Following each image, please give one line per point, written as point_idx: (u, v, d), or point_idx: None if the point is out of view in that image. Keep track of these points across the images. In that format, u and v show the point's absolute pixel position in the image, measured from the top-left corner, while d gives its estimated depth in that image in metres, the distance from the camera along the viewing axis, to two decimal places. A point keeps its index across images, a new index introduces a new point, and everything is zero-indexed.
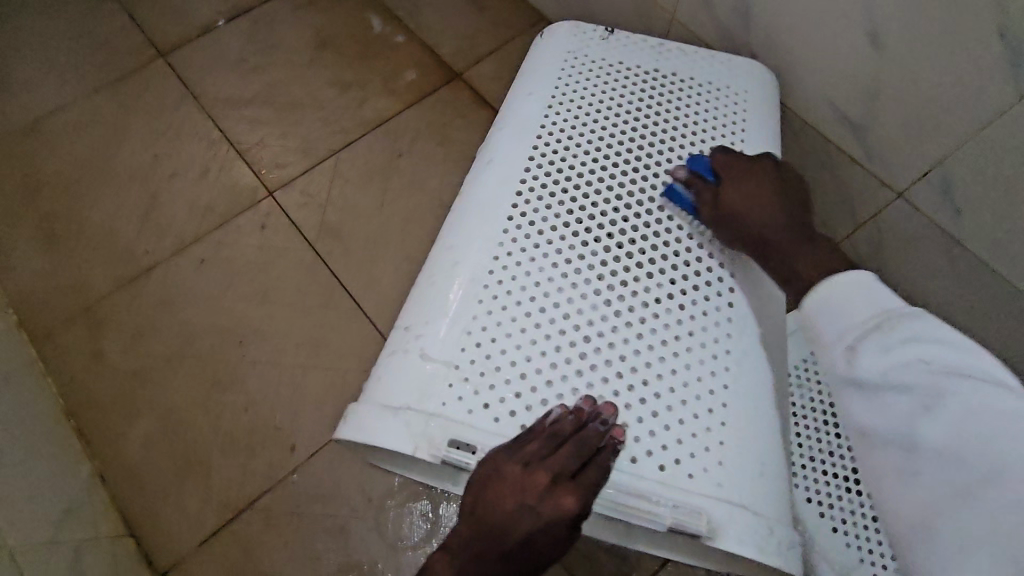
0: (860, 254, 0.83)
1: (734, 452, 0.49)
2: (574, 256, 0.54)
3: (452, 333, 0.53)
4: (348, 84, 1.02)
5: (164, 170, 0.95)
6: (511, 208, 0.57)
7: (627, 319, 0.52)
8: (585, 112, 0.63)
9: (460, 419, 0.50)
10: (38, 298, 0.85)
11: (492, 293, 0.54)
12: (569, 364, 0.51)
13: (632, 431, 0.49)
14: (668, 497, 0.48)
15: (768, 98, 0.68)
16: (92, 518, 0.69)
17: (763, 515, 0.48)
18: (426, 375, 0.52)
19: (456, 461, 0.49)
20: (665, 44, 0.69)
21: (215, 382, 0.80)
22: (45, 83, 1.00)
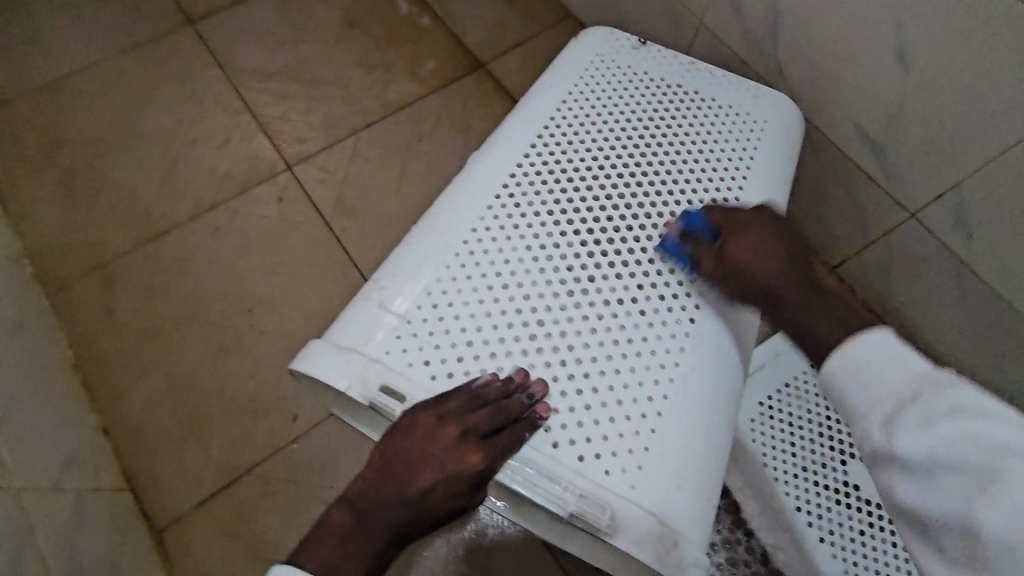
0: (868, 271, 0.84)
1: (655, 458, 0.50)
2: (546, 244, 0.57)
3: (415, 290, 0.54)
4: (375, 65, 1.03)
5: (186, 135, 0.96)
6: (500, 188, 0.59)
7: (584, 313, 0.54)
8: (594, 112, 0.65)
9: (399, 370, 0.51)
10: (54, 251, 0.86)
11: (461, 262, 0.56)
12: (517, 341, 0.53)
13: (560, 417, 0.51)
14: (579, 485, 0.49)
15: (787, 133, 0.68)
16: (93, 468, 0.70)
17: (669, 528, 0.49)
18: (380, 322, 0.53)
19: (381, 406, 0.50)
20: (697, 63, 0.71)
21: (223, 347, 0.81)
22: (75, 41, 1.01)
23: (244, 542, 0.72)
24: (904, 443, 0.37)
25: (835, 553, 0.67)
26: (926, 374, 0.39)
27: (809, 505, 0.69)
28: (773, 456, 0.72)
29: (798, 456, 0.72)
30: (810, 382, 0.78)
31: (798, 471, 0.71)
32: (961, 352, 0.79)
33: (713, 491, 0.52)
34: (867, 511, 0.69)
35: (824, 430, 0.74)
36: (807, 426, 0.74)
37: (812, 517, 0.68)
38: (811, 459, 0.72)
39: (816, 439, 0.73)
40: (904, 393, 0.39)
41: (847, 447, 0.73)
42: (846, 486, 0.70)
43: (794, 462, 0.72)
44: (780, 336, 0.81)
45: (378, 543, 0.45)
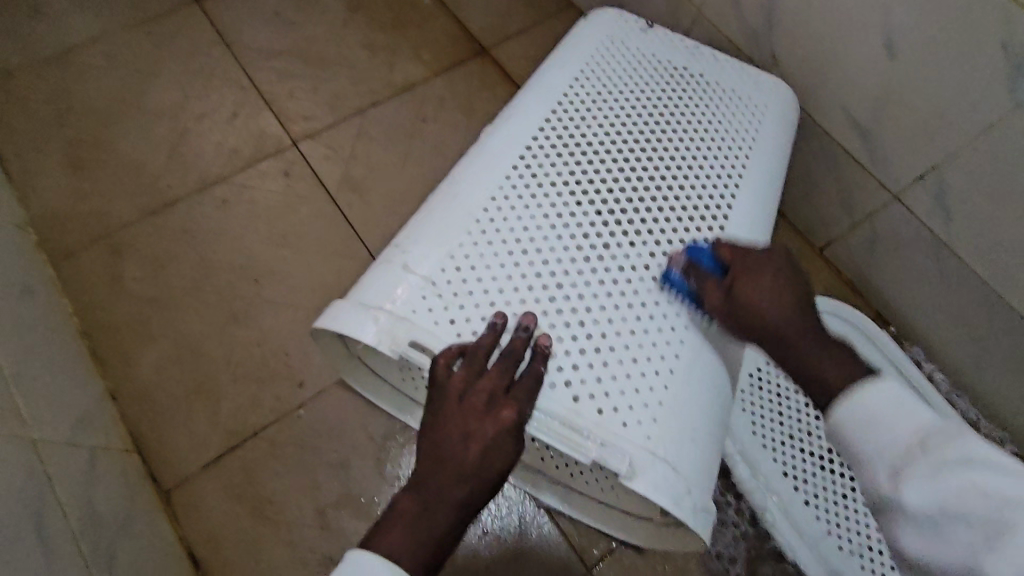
0: (854, 253, 0.88)
1: (669, 412, 0.53)
2: (563, 212, 0.60)
3: (437, 254, 0.57)
4: (380, 48, 1.05)
5: (192, 110, 0.97)
6: (517, 161, 0.62)
7: (599, 277, 0.57)
8: (605, 92, 0.67)
9: (424, 327, 0.54)
10: (60, 219, 0.87)
11: (481, 228, 0.58)
12: (536, 302, 0.56)
13: (579, 373, 0.53)
14: (600, 435, 0.52)
15: (786, 116, 0.72)
16: (104, 429, 0.72)
17: (684, 475, 0.52)
18: (406, 283, 0.55)
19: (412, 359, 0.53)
20: (701, 47, 0.74)
21: (230, 315, 0.82)
22: (80, 14, 1.02)
23: (252, 503, 0.73)
24: (912, 491, 0.39)
25: (817, 515, 0.73)
26: (931, 429, 0.41)
27: (794, 470, 0.75)
28: (760, 426, 0.76)
29: (785, 425, 0.77)
30: None
31: (785, 439, 0.76)
32: (939, 330, 0.83)
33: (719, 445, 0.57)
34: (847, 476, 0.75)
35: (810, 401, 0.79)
36: (796, 396, 0.79)
37: (797, 482, 0.74)
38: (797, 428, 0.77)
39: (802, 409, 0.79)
40: (914, 446, 0.41)
41: None
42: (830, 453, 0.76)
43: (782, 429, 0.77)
44: None
45: (452, 524, 0.46)
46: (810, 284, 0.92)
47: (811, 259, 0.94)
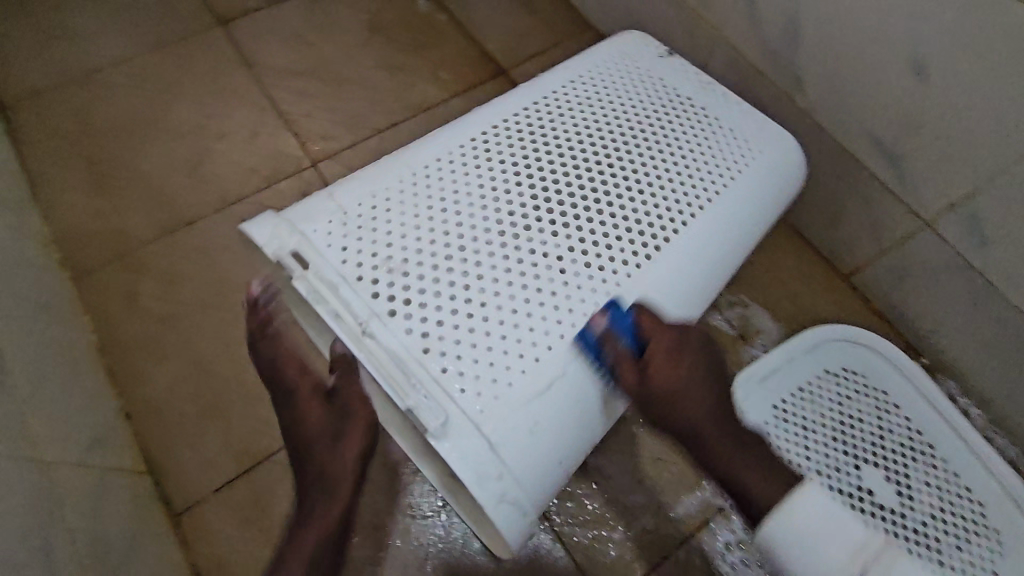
0: (881, 281, 0.85)
1: (508, 390, 0.59)
2: (488, 191, 0.67)
3: (363, 192, 0.66)
4: (398, 69, 1.06)
5: (213, 130, 0.98)
6: (471, 140, 0.71)
7: (501, 254, 0.63)
8: (585, 99, 0.75)
9: (319, 247, 0.62)
10: (82, 237, 0.88)
11: (411, 186, 0.67)
12: (432, 261, 0.62)
13: (436, 329, 0.60)
14: (427, 387, 0.57)
15: (779, 163, 0.76)
16: (116, 449, 0.71)
17: (504, 462, 0.57)
18: (330, 207, 0.65)
19: (289, 265, 0.62)
20: (717, 85, 0.80)
21: (244, 335, 0.82)
22: (108, 36, 1.04)
23: (260, 528, 0.72)
24: None
25: None
26: None
27: None
28: (785, 461, 0.77)
29: (812, 461, 0.78)
30: (824, 385, 0.82)
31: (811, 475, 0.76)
32: (972, 361, 0.80)
33: (552, 454, 0.61)
34: (879, 514, 0.75)
35: (837, 435, 0.79)
36: (821, 430, 0.80)
37: None
38: (825, 463, 0.78)
39: (829, 444, 0.79)
40: None
41: (861, 453, 0.78)
42: (861, 491, 0.76)
43: (808, 466, 0.77)
44: (796, 338, 0.84)
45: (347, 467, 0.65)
46: (834, 311, 0.89)
47: (837, 285, 0.90)
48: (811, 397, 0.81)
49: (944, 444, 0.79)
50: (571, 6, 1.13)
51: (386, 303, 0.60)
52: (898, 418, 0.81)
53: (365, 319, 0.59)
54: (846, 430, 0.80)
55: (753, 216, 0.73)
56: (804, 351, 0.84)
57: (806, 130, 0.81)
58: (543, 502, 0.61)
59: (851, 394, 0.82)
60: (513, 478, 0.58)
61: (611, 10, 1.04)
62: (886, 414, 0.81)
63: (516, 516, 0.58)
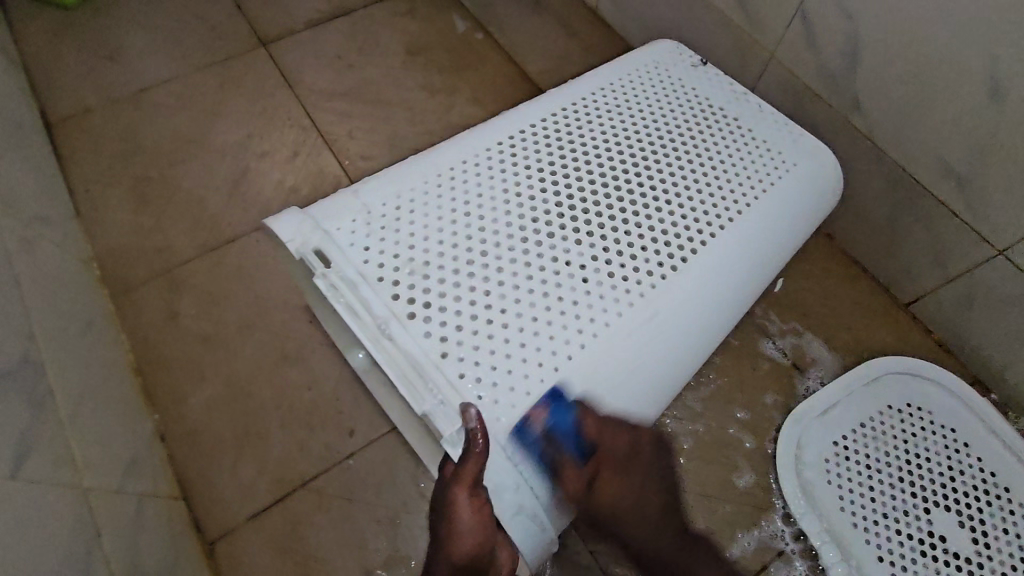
0: (944, 312, 0.81)
1: (534, 402, 0.55)
2: (516, 196, 0.65)
3: (387, 192, 0.64)
4: (437, 90, 1.06)
5: (254, 149, 0.98)
6: (498, 143, 0.69)
7: (528, 260, 0.61)
8: (616, 106, 0.73)
9: (340, 244, 0.59)
10: (123, 254, 0.87)
11: (437, 187, 0.65)
12: (458, 265, 0.60)
13: (459, 335, 0.56)
14: (447, 396, 0.54)
15: (821, 174, 0.73)
16: (152, 472, 0.69)
17: (520, 471, 0.53)
18: (351, 205, 0.62)
19: (309, 262, 0.58)
20: (751, 95, 0.77)
21: (281, 356, 0.80)
22: (153, 57, 1.05)
23: (297, 560, 0.69)
24: None
25: None
26: None
27: (891, 555, 0.70)
28: (849, 502, 0.73)
29: (878, 502, 0.73)
30: (886, 422, 0.78)
31: (878, 519, 0.72)
32: None
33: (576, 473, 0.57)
34: (953, 564, 0.70)
35: (904, 475, 0.74)
36: (886, 469, 0.75)
37: (895, 569, 0.69)
38: (892, 506, 0.73)
39: (896, 485, 0.74)
40: None
41: (930, 495, 0.73)
42: (932, 538, 0.71)
43: (874, 508, 0.72)
44: (855, 371, 0.80)
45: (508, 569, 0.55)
46: (894, 343, 0.84)
47: (896, 316, 0.86)
48: (874, 434, 0.77)
49: (1021, 488, 0.74)
50: (610, 28, 1.12)
51: (406, 304, 0.57)
52: (968, 457, 0.76)
53: (384, 318, 0.56)
54: (912, 470, 0.75)
55: (788, 232, 0.70)
56: (862, 385, 0.80)
57: (866, 153, 0.78)
58: (559, 520, 0.56)
59: (916, 431, 0.77)
60: (529, 488, 0.53)
61: (652, 33, 1.03)
62: (955, 454, 0.76)
63: (530, 529, 0.53)
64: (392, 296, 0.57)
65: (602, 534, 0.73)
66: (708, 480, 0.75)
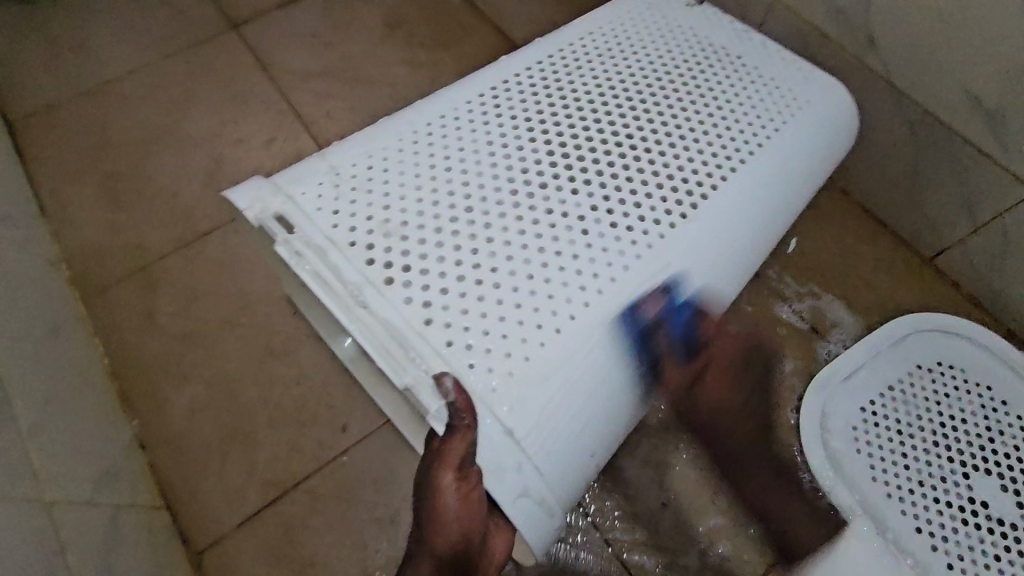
0: (973, 263, 0.75)
1: (532, 369, 0.50)
2: (500, 149, 0.59)
3: (358, 152, 0.58)
4: (419, 64, 1.00)
5: (229, 136, 0.93)
6: (479, 96, 0.63)
7: (517, 216, 0.55)
8: (604, 51, 0.67)
9: (306, 209, 0.54)
10: (93, 254, 0.82)
11: (413, 145, 0.60)
12: (441, 225, 0.55)
13: (444, 299, 0.51)
14: (432, 367, 0.49)
15: (831, 114, 0.68)
16: (130, 482, 0.64)
17: (523, 452, 0.48)
18: (318, 168, 0.57)
19: (271, 231, 0.53)
20: (753, 33, 0.72)
21: (266, 351, 0.75)
22: (118, 46, 1.00)
23: (291, 566, 0.65)
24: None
25: None
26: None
27: (930, 525, 0.65)
28: (881, 471, 0.68)
29: (912, 469, 0.67)
30: (915, 384, 0.72)
31: (914, 487, 0.67)
32: None
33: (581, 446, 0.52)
34: (998, 532, 0.64)
35: (939, 439, 0.69)
36: (918, 434, 0.69)
37: (935, 540, 0.64)
38: (928, 473, 0.67)
39: (931, 450, 0.68)
40: None
41: (969, 459, 0.68)
42: (973, 504, 0.65)
43: (908, 475, 0.67)
44: (879, 331, 0.75)
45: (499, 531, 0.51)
46: (920, 299, 0.79)
47: (921, 271, 0.80)
48: (903, 396, 0.71)
49: None
50: None
51: (383, 270, 0.52)
52: (1007, 416, 0.70)
53: (357, 286, 0.51)
54: (948, 433, 0.70)
55: (800, 176, 0.65)
56: (887, 345, 0.74)
57: (882, 95, 0.72)
58: (564, 502, 0.52)
59: (949, 391, 0.72)
60: (534, 470, 0.49)
61: None
62: (992, 413, 0.70)
63: (537, 514, 0.49)
64: (368, 262, 0.52)
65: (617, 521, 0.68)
66: (729, 457, 0.70)
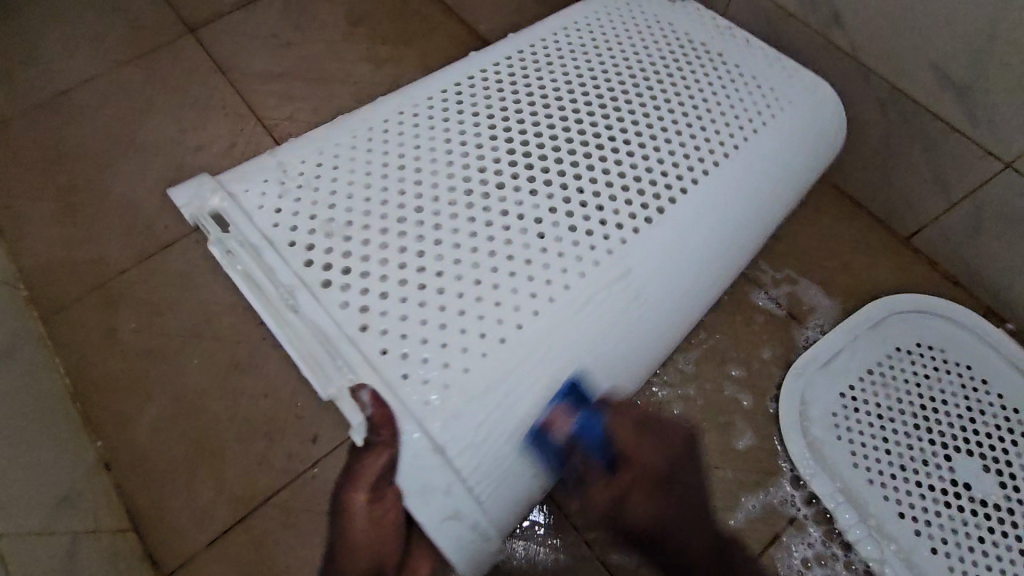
0: (950, 240, 0.74)
1: (472, 379, 0.48)
2: (458, 149, 0.57)
3: (309, 151, 0.58)
4: (383, 60, 0.98)
5: (189, 143, 0.90)
6: (441, 92, 0.62)
7: (468, 219, 0.54)
8: (576, 45, 0.65)
9: (247, 207, 0.54)
10: (51, 272, 0.80)
11: (367, 144, 0.58)
12: (388, 227, 0.53)
13: (382, 305, 0.50)
14: (363, 374, 0.48)
15: (815, 117, 0.66)
16: (93, 506, 0.63)
17: (454, 471, 0.47)
18: (267, 167, 0.56)
19: (209, 231, 0.54)
20: (736, 31, 0.70)
21: (233, 363, 0.73)
22: (72, 56, 0.97)
23: None
24: None
25: (951, 565, 0.61)
26: None
27: (913, 510, 0.64)
28: (863, 456, 0.67)
29: (894, 454, 0.66)
30: (897, 366, 0.71)
31: (896, 472, 0.66)
32: None
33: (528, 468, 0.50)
34: (982, 513, 0.64)
35: (920, 421, 0.68)
36: (900, 417, 0.68)
37: (919, 525, 0.63)
38: (910, 456, 0.66)
39: (913, 432, 0.67)
40: None
41: (951, 440, 0.67)
42: (956, 486, 0.64)
43: (890, 460, 0.66)
44: (860, 313, 0.73)
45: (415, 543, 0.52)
46: (898, 280, 0.77)
47: (898, 251, 0.79)
48: (884, 379, 0.70)
49: None
50: None
51: (321, 272, 0.51)
52: (988, 395, 0.69)
53: (292, 289, 0.51)
54: (930, 415, 0.69)
55: (779, 180, 0.63)
56: (869, 328, 0.73)
57: (850, 73, 0.71)
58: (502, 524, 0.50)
59: (929, 372, 0.71)
60: (467, 492, 0.47)
61: None
62: (974, 393, 0.69)
63: (467, 535, 0.47)
64: (306, 264, 0.52)
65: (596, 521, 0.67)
66: (708, 450, 0.69)
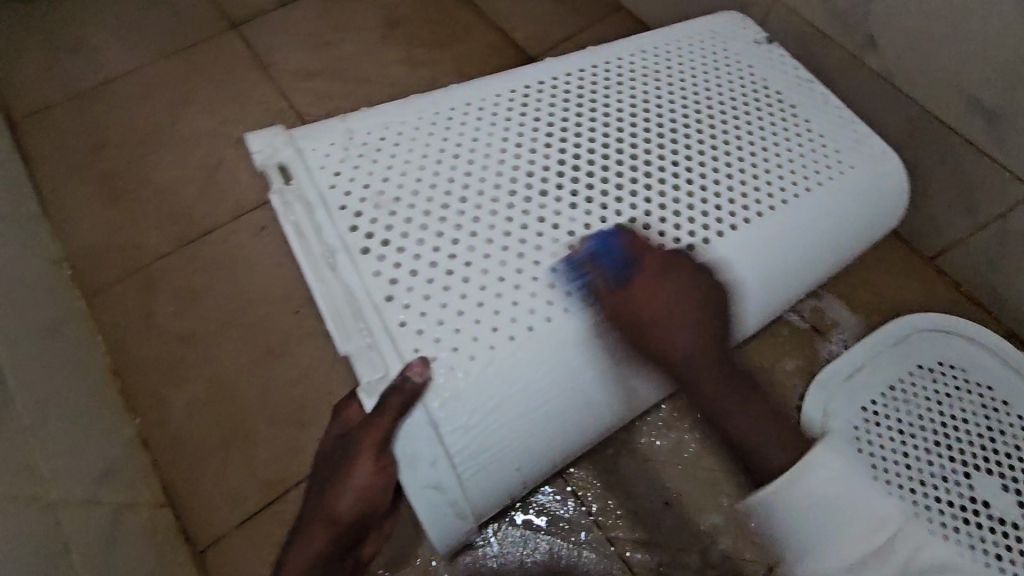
0: (973, 262, 0.75)
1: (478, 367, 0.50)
2: (512, 153, 0.59)
3: (378, 124, 0.60)
4: (419, 63, 1.00)
5: (229, 134, 0.93)
6: (509, 93, 0.64)
7: (505, 220, 0.56)
8: (643, 69, 0.67)
9: (310, 164, 0.57)
10: (92, 254, 0.82)
11: (428, 131, 0.60)
12: (431, 212, 0.56)
13: (408, 281, 0.52)
14: (381, 341, 0.50)
15: (874, 186, 0.64)
16: (130, 482, 0.65)
17: (442, 444, 0.49)
18: (338, 131, 0.59)
19: (271, 176, 0.57)
20: (816, 84, 0.70)
21: (268, 351, 0.75)
22: (118, 46, 1.00)
23: None
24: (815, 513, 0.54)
25: None
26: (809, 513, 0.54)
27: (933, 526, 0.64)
28: (883, 469, 0.67)
29: (914, 469, 0.67)
30: (918, 383, 0.72)
31: (917, 487, 0.66)
32: None
33: (514, 463, 0.52)
34: (999, 530, 0.65)
35: (939, 438, 0.69)
36: (920, 433, 0.69)
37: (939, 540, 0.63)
38: (930, 472, 0.67)
39: (932, 449, 0.68)
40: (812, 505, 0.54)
41: (970, 458, 0.68)
42: (974, 503, 0.66)
43: (910, 475, 0.67)
44: (882, 332, 0.75)
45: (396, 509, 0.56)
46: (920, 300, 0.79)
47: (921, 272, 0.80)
48: (903, 394, 0.71)
49: None
50: None
51: (361, 239, 0.54)
52: (1007, 416, 0.70)
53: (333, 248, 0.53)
54: (948, 432, 0.70)
55: (822, 243, 0.62)
56: (892, 345, 0.74)
57: (881, 95, 0.73)
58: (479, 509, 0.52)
59: (950, 391, 0.72)
60: (451, 469, 0.49)
61: None
62: (993, 413, 0.71)
63: (442, 506, 0.49)
64: (350, 228, 0.54)
65: (619, 521, 0.68)
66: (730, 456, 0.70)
